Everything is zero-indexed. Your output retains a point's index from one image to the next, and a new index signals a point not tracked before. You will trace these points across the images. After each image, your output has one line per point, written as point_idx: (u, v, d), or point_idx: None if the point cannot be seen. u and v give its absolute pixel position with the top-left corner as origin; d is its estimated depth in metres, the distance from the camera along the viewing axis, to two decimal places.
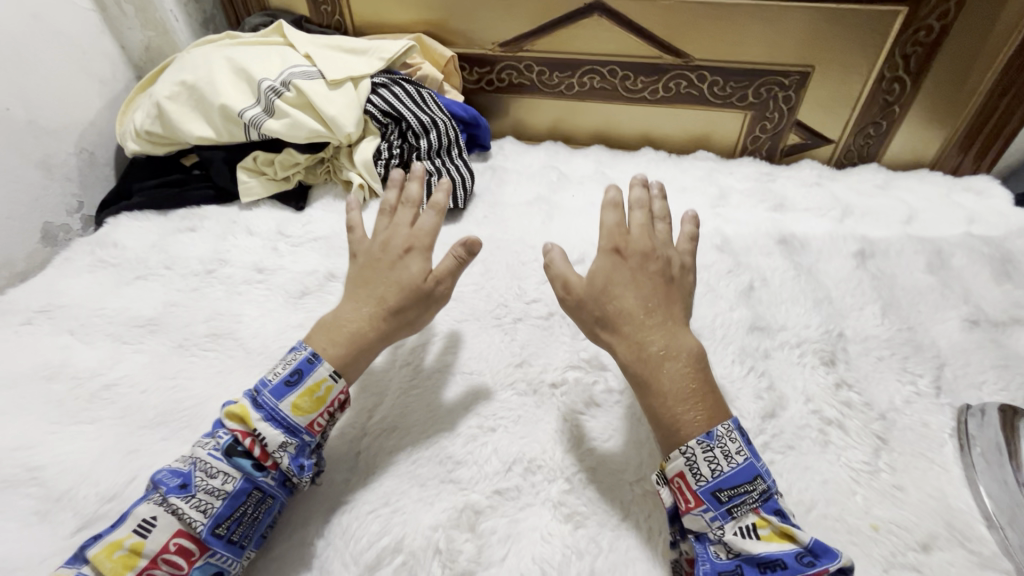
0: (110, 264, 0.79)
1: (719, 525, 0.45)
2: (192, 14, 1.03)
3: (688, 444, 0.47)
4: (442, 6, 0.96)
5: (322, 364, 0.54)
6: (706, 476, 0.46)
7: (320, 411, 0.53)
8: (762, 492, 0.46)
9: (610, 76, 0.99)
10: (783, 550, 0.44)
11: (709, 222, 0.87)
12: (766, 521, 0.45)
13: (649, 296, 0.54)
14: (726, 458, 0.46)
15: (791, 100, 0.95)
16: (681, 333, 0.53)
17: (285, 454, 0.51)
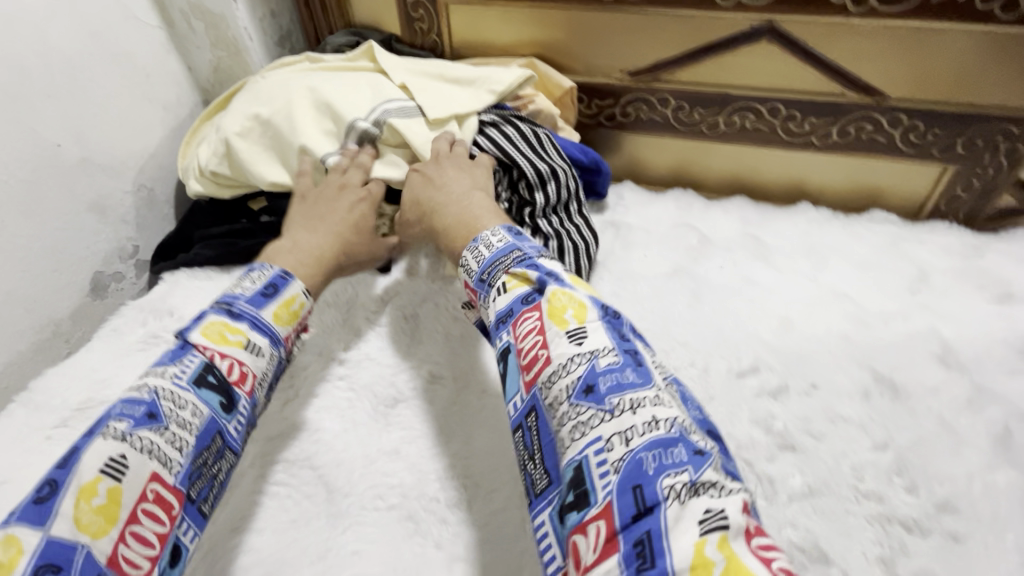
0: (165, 340, 0.65)
1: (485, 302, 0.48)
2: (269, 32, 0.88)
3: (462, 261, 0.51)
4: (564, 26, 0.79)
5: (296, 282, 0.53)
6: (473, 269, 0.50)
7: (294, 324, 0.51)
8: (519, 258, 0.47)
9: (768, 114, 0.79)
10: (516, 296, 0.45)
11: (915, 316, 0.66)
12: (514, 276, 0.46)
13: (453, 175, 0.63)
14: (485, 248, 0.50)
15: (1016, 153, 0.73)
16: (480, 199, 0.60)
17: (269, 368, 0.48)
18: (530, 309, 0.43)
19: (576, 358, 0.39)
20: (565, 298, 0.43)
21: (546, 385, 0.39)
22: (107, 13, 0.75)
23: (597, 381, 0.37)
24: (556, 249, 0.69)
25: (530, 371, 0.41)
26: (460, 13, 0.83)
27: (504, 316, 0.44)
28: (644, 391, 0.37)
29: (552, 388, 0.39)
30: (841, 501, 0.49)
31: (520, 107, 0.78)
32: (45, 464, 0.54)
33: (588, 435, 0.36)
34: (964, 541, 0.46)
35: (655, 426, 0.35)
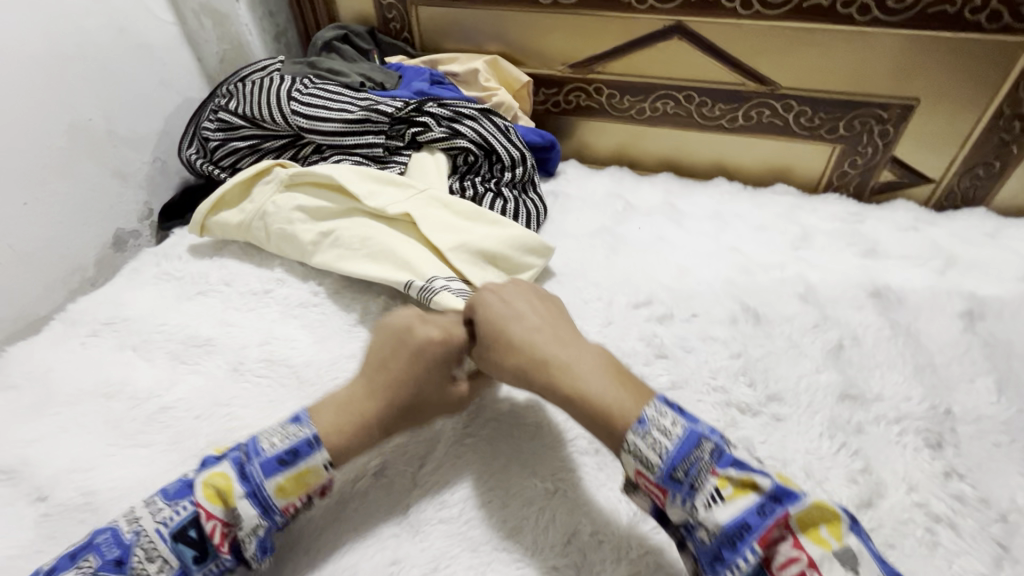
0: (174, 277, 0.80)
1: (690, 505, 0.44)
2: (266, 29, 1.06)
3: (627, 442, 0.46)
4: (513, 26, 0.94)
5: (321, 451, 0.50)
6: (657, 464, 0.45)
7: (301, 495, 0.49)
8: (715, 449, 0.45)
9: (685, 101, 0.93)
10: (746, 510, 0.42)
11: (790, 266, 0.80)
12: (726, 479, 0.44)
13: (554, 321, 0.57)
14: (666, 435, 0.45)
15: (888, 134, 0.87)
16: (594, 351, 0.53)
17: (253, 538, 0.47)
18: (769, 527, 0.41)
19: None
20: (814, 511, 0.42)
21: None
22: (131, 9, 0.90)
23: None
24: (518, 219, 0.83)
25: None
26: (427, 14, 0.98)
27: (733, 531, 0.42)
28: None
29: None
30: (695, 393, 0.62)
31: (484, 98, 0.94)
32: (78, 362, 0.68)
33: None
34: (784, 421, 0.59)
35: None
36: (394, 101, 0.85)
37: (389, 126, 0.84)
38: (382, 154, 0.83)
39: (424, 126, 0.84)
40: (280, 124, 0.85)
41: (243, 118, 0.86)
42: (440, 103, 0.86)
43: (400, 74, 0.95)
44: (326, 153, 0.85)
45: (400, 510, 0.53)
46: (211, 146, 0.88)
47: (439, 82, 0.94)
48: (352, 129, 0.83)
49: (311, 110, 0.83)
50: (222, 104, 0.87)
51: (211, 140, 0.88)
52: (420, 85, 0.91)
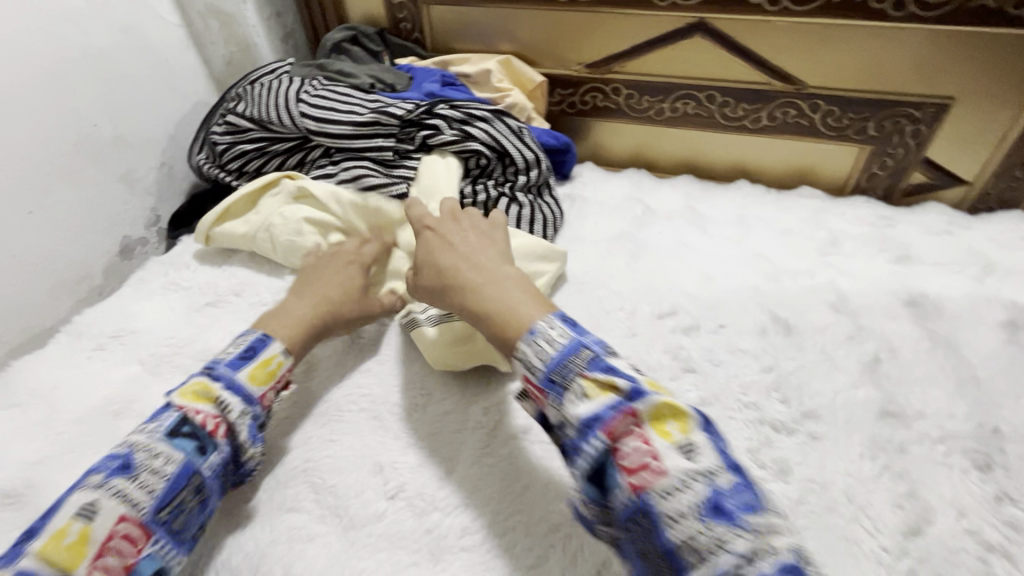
0: (182, 287, 0.78)
1: (559, 406, 0.45)
2: (273, 30, 1.05)
3: (517, 348, 0.48)
4: (528, 25, 0.91)
5: (275, 343, 0.59)
6: (540, 368, 0.46)
7: (271, 384, 0.56)
8: (590, 355, 0.46)
9: (706, 101, 0.90)
10: (603, 405, 0.43)
11: (820, 273, 0.76)
12: (594, 381, 0.44)
13: (480, 250, 0.59)
14: (549, 343, 0.47)
15: (920, 134, 0.84)
16: (508, 276, 0.55)
17: (245, 423, 0.52)
18: (621, 419, 0.42)
19: (693, 475, 0.40)
20: (665, 408, 0.43)
21: (662, 496, 0.40)
22: (136, 11, 0.88)
23: (724, 503, 0.39)
24: (533, 225, 0.80)
25: (637, 483, 0.41)
26: (439, 13, 0.95)
27: (591, 424, 0.43)
28: (764, 518, 0.39)
29: (672, 501, 0.39)
30: (726, 410, 0.59)
31: (497, 99, 0.91)
32: (85, 376, 0.66)
33: (721, 554, 0.37)
34: (820, 439, 0.56)
35: (780, 553, 0.37)
36: (405, 104, 0.83)
37: (398, 129, 0.81)
38: (391, 157, 0.81)
39: (435, 129, 0.81)
40: (288, 127, 0.82)
41: (250, 121, 0.84)
42: (450, 105, 0.82)
43: (410, 75, 0.92)
44: (335, 157, 0.83)
45: (419, 536, 0.50)
46: (218, 150, 0.86)
47: (450, 83, 0.91)
48: (362, 132, 0.80)
49: (320, 112, 0.80)
50: (230, 107, 0.85)
51: (218, 144, 0.85)
52: (431, 86, 0.88)
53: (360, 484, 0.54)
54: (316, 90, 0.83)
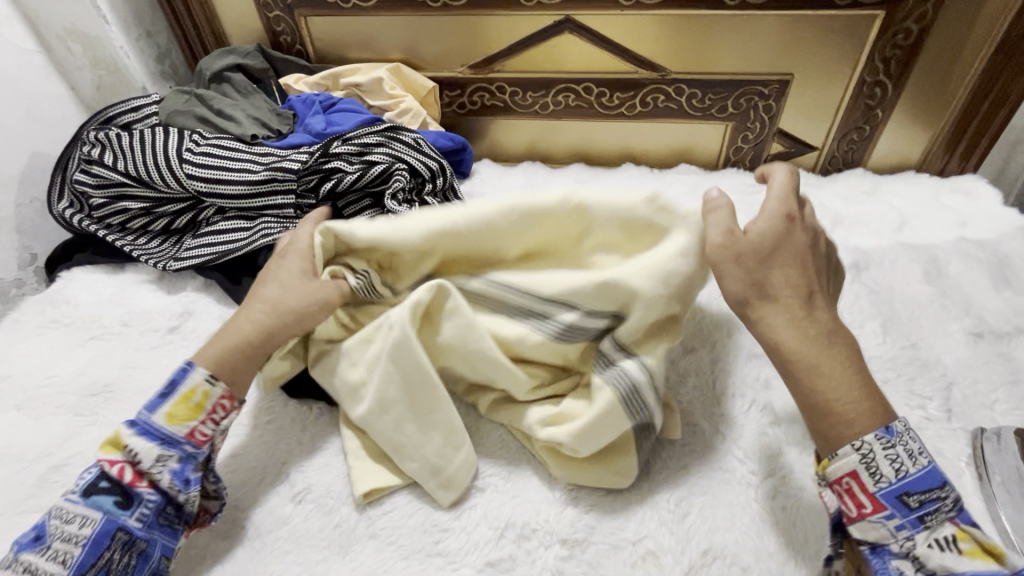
0: (62, 323, 0.73)
1: (909, 536, 0.41)
2: (145, 50, 0.98)
3: (864, 440, 0.42)
4: (408, 31, 0.93)
5: (197, 370, 0.49)
6: (889, 478, 0.41)
7: (200, 417, 0.49)
8: (953, 498, 0.41)
9: (585, 93, 0.96)
10: (988, 570, 0.38)
11: None
12: (967, 534, 0.40)
13: (797, 299, 0.48)
14: (911, 458, 0.41)
15: (771, 109, 0.93)
16: (838, 347, 0.46)
17: (165, 469, 0.47)
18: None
19: None
20: None
21: None
22: None
23: None
24: None
25: None
26: (318, 25, 0.95)
27: None
28: None
29: None
30: None
31: (391, 106, 0.93)
32: None
33: None
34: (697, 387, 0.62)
35: None
36: (300, 153, 0.81)
37: (298, 182, 0.79)
38: (293, 213, 0.80)
39: (337, 170, 0.80)
40: (175, 187, 0.80)
41: (127, 176, 0.80)
42: (344, 140, 0.83)
43: (292, 112, 0.91)
44: (230, 216, 0.81)
45: (328, 532, 0.51)
46: (92, 205, 0.81)
47: (332, 105, 0.91)
48: (258, 190, 0.78)
49: (210, 173, 0.78)
50: (94, 158, 0.81)
51: (93, 198, 0.81)
52: (316, 122, 0.88)
53: (264, 459, 0.57)
54: (200, 146, 0.80)
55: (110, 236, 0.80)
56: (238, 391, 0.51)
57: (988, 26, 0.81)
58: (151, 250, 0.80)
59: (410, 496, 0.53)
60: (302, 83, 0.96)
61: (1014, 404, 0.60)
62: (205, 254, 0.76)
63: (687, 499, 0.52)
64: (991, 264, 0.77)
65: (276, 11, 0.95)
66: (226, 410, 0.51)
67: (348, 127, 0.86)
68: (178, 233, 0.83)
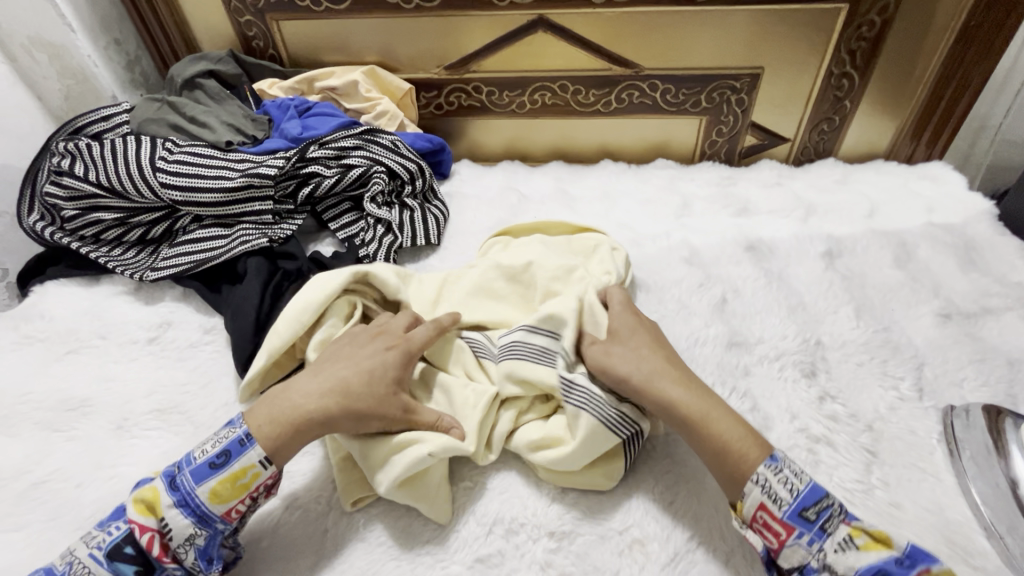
0: (37, 339, 0.72)
1: (820, 548, 0.43)
2: (114, 58, 0.97)
3: (758, 472, 0.46)
4: (382, 34, 0.93)
5: (252, 448, 0.47)
6: (786, 499, 0.44)
7: (242, 497, 0.47)
8: (840, 504, 0.45)
9: (561, 91, 0.96)
10: (883, 559, 0.41)
11: (675, 233, 0.85)
12: (859, 530, 0.43)
13: (665, 362, 0.54)
14: (796, 475, 0.45)
15: (743, 102, 0.95)
16: (710, 393, 0.52)
17: (192, 547, 0.45)
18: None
19: None
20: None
21: None
22: None
23: None
24: (427, 225, 0.83)
25: None
26: (290, 29, 0.95)
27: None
28: None
29: None
30: None
31: (368, 109, 0.93)
32: None
33: None
34: None
35: None
36: (276, 158, 0.79)
37: (275, 188, 0.79)
38: (272, 219, 0.79)
39: (315, 174, 0.81)
40: (149, 197, 0.79)
41: (99, 187, 0.79)
42: (321, 144, 0.82)
43: (267, 118, 0.90)
44: (207, 224, 0.80)
45: (317, 537, 0.51)
46: (64, 217, 0.79)
47: (308, 109, 0.91)
48: (235, 197, 0.78)
49: (184, 182, 0.77)
50: (64, 170, 0.79)
51: (64, 211, 0.80)
52: (292, 126, 0.87)
53: None
54: (174, 154, 0.79)
55: (84, 249, 0.79)
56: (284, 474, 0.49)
57: (947, 17, 0.83)
58: (127, 261, 0.79)
59: (399, 498, 0.53)
60: (276, 88, 0.95)
61: (981, 380, 0.62)
62: (182, 264, 0.75)
63: (671, 487, 0.53)
64: (958, 248, 0.79)
65: (247, 16, 0.94)
66: (267, 491, 0.49)
67: (324, 130, 0.86)
68: (154, 243, 0.81)
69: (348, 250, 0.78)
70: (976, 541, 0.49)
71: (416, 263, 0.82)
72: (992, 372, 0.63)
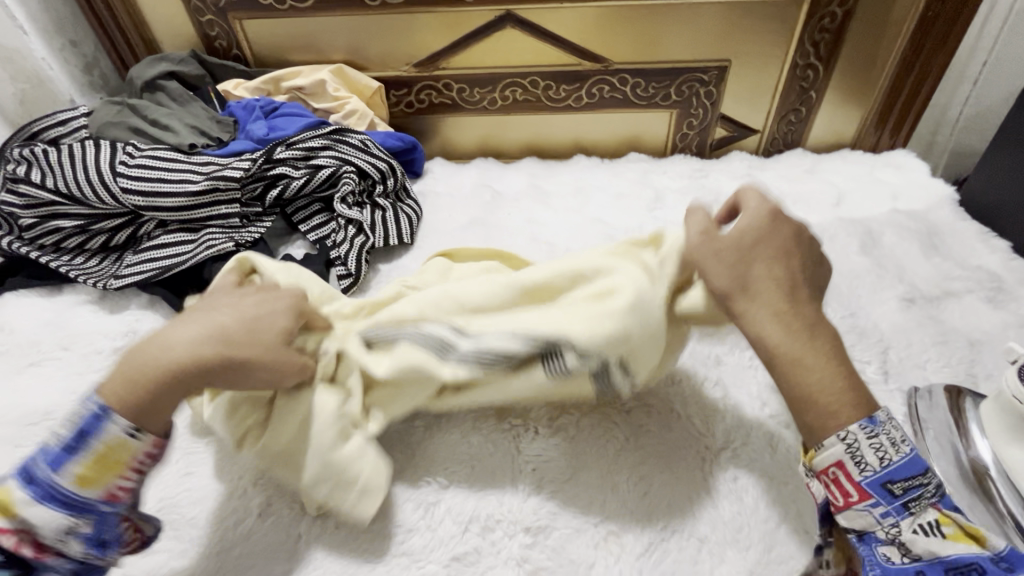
0: None
1: (894, 523, 0.41)
2: (71, 60, 0.94)
3: (848, 430, 0.41)
4: (348, 31, 0.92)
5: (112, 422, 0.42)
6: (874, 467, 0.41)
7: (118, 473, 0.43)
8: (935, 484, 0.42)
9: (532, 87, 0.96)
10: (973, 553, 0.40)
11: (648, 226, 0.85)
12: (948, 518, 0.41)
13: (780, 278, 0.47)
14: (895, 447, 0.41)
15: (712, 94, 0.96)
16: (817, 331, 0.45)
17: (75, 534, 0.42)
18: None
19: None
20: None
21: None
22: None
23: None
24: (400, 224, 0.82)
25: None
26: (254, 28, 0.93)
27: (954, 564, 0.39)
28: None
29: None
30: None
31: (336, 108, 0.92)
32: None
33: None
34: None
35: None
36: (241, 160, 0.78)
37: (242, 191, 0.78)
38: (240, 223, 0.79)
39: (283, 176, 0.80)
40: (110, 203, 0.76)
41: (58, 194, 0.76)
42: (288, 144, 0.81)
43: (233, 119, 0.88)
44: (171, 229, 0.78)
45: (290, 543, 0.50)
46: (21, 225, 0.77)
47: (274, 109, 0.89)
48: (200, 202, 0.76)
49: (145, 186, 0.75)
50: (20, 177, 0.77)
51: (21, 219, 0.77)
52: (258, 127, 0.85)
53: (219, 475, 0.55)
54: (135, 158, 0.77)
55: (44, 258, 0.76)
56: (163, 439, 0.45)
57: (905, 8, 0.85)
58: (89, 269, 0.76)
59: None
60: (241, 89, 0.93)
61: (943, 362, 0.64)
62: (147, 271, 0.74)
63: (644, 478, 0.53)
64: (921, 233, 0.81)
65: (208, 15, 0.92)
66: (151, 460, 0.45)
67: (292, 131, 0.85)
68: (117, 250, 0.79)
69: (319, 252, 0.77)
70: None
71: (389, 263, 0.81)
72: (954, 353, 0.65)
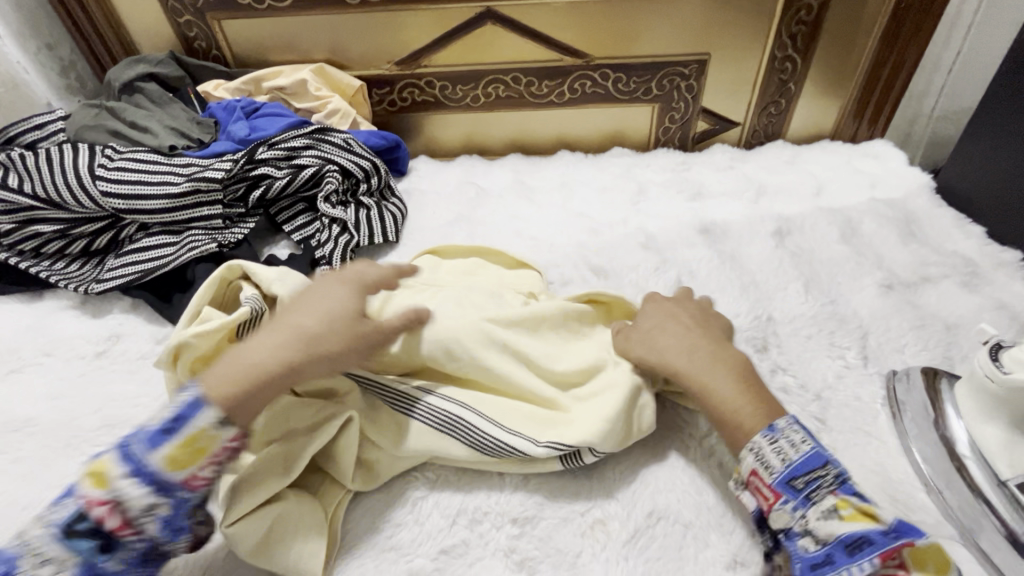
0: None
1: (802, 513, 0.42)
2: (47, 64, 0.93)
3: (754, 440, 0.46)
4: (328, 30, 0.91)
5: (206, 409, 0.42)
6: (777, 467, 0.44)
7: (201, 462, 0.42)
8: (836, 475, 0.43)
9: (514, 83, 0.97)
10: (867, 529, 0.40)
11: (631, 220, 0.86)
12: (846, 501, 0.42)
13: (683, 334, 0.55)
14: (792, 446, 0.44)
15: (693, 88, 0.97)
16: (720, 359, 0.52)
17: (154, 518, 0.40)
18: (891, 549, 0.38)
19: None
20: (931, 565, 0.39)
21: None
22: None
23: None
24: (384, 222, 0.82)
25: None
26: (233, 29, 0.92)
27: (854, 543, 0.39)
28: None
29: None
30: None
31: (318, 108, 0.91)
32: None
33: None
34: None
35: None
36: (222, 160, 0.78)
37: (224, 192, 0.78)
38: (223, 224, 0.79)
39: (265, 176, 0.80)
40: (89, 206, 0.76)
41: (35, 199, 0.75)
42: (269, 144, 0.81)
43: (214, 120, 0.88)
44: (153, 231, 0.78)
45: None
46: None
47: (255, 109, 0.88)
48: (181, 204, 0.76)
49: (125, 189, 0.74)
50: None
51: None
52: (240, 128, 0.85)
53: None
54: (114, 161, 0.76)
55: (23, 263, 0.75)
56: (246, 430, 0.44)
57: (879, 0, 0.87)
58: (70, 274, 0.76)
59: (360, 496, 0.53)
60: (222, 90, 0.93)
61: (921, 345, 0.65)
62: (129, 274, 0.73)
63: (629, 467, 0.54)
64: (899, 221, 0.83)
65: (186, 16, 0.91)
66: (231, 454, 0.43)
67: (273, 131, 0.84)
68: (98, 254, 0.79)
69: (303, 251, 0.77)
70: (917, 497, 0.52)
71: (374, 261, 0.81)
72: (931, 337, 0.66)
